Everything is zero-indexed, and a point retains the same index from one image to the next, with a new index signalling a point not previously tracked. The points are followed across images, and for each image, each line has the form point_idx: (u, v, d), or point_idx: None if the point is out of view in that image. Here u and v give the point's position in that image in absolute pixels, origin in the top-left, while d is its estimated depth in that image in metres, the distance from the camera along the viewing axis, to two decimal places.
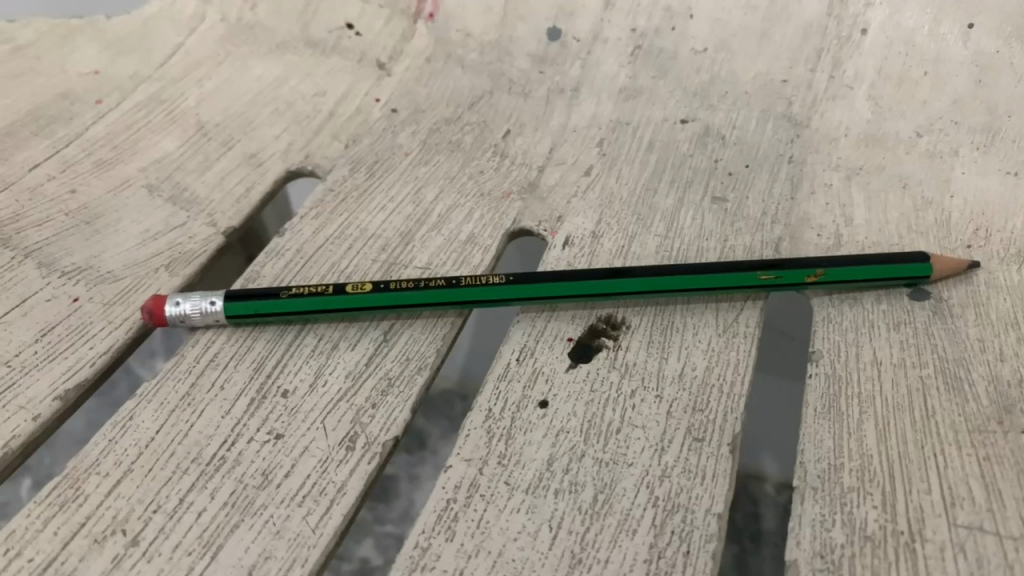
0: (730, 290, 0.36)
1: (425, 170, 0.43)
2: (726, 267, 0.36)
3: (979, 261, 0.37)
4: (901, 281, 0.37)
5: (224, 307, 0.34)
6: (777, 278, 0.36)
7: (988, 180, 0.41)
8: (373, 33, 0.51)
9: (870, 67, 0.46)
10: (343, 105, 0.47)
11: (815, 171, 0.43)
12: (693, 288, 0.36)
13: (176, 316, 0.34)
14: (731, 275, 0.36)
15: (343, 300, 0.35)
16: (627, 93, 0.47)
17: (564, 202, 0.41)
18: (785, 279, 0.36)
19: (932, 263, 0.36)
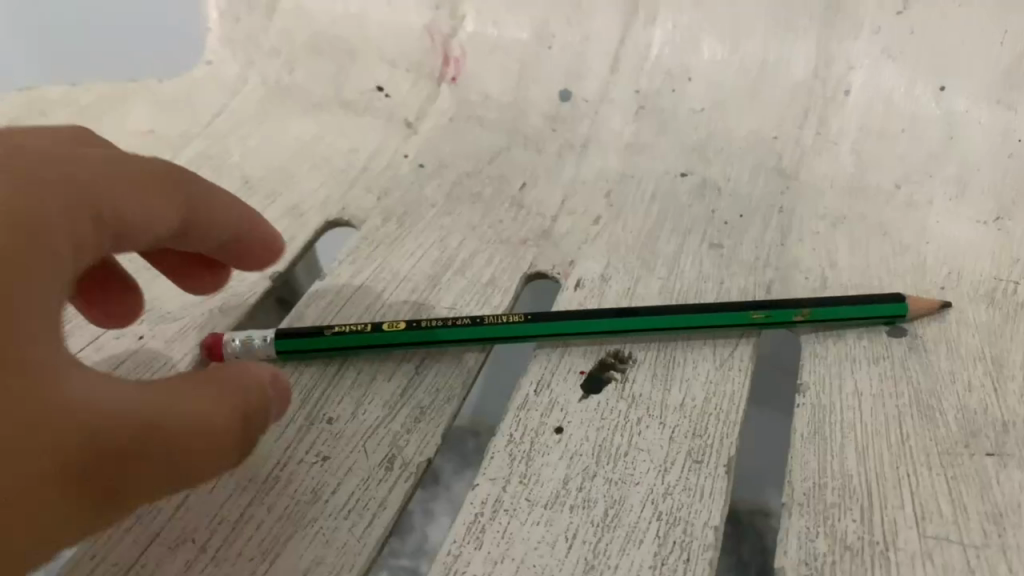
0: (725, 329, 0.40)
1: (449, 219, 0.48)
2: (720, 307, 0.40)
3: (950, 304, 0.41)
4: (881, 320, 0.41)
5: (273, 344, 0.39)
6: (768, 316, 0.40)
7: (961, 228, 0.45)
8: (401, 95, 0.55)
9: (853, 125, 0.50)
10: (375, 161, 0.51)
11: (804, 220, 0.47)
12: (691, 327, 0.40)
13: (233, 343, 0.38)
14: (724, 314, 0.40)
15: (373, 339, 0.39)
16: (632, 149, 0.51)
17: (576, 248, 0.46)
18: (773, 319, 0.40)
19: (908, 303, 0.40)
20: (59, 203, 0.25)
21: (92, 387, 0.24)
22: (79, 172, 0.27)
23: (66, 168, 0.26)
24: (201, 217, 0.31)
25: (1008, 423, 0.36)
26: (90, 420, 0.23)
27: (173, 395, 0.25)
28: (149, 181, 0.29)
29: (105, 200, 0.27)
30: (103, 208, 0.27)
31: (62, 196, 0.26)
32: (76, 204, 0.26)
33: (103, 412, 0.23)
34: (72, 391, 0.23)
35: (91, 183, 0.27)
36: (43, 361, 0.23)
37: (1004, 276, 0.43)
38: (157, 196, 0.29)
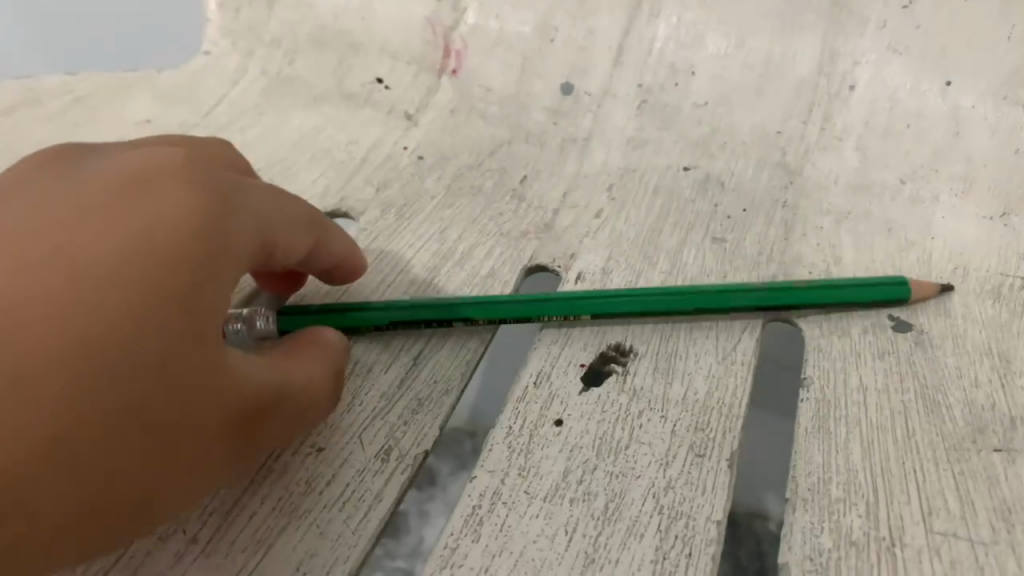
0: (726, 311, 0.40)
1: (449, 212, 0.47)
2: (718, 289, 0.40)
3: (952, 285, 0.42)
4: (884, 304, 0.41)
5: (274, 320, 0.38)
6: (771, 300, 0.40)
7: (966, 225, 0.45)
8: (402, 87, 0.54)
9: (858, 121, 0.49)
10: (375, 153, 0.51)
11: (808, 215, 0.46)
12: (691, 309, 0.40)
13: (233, 320, 0.37)
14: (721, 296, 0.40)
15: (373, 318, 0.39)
16: (635, 143, 0.51)
17: (577, 241, 0.45)
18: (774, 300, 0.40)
19: (911, 287, 0.40)
20: (241, 241, 0.29)
21: (248, 373, 0.29)
22: (255, 209, 0.31)
23: (248, 204, 0.30)
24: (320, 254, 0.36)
25: (1016, 419, 0.36)
26: (265, 397, 0.30)
27: (293, 369, 0.32)
28: (301, 225, 0.33)
29: (267, 232, 0.31)
30: (266, 240, 0.31)
31: (245, 227, 0.30)
32: (252, 236, 0.30)
33: (275, 390, 0.30)
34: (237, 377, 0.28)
35: (262, 217, 0.31)
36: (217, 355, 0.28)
37: (1011, 272, 0.42)
38: (302, 236, 0.33)
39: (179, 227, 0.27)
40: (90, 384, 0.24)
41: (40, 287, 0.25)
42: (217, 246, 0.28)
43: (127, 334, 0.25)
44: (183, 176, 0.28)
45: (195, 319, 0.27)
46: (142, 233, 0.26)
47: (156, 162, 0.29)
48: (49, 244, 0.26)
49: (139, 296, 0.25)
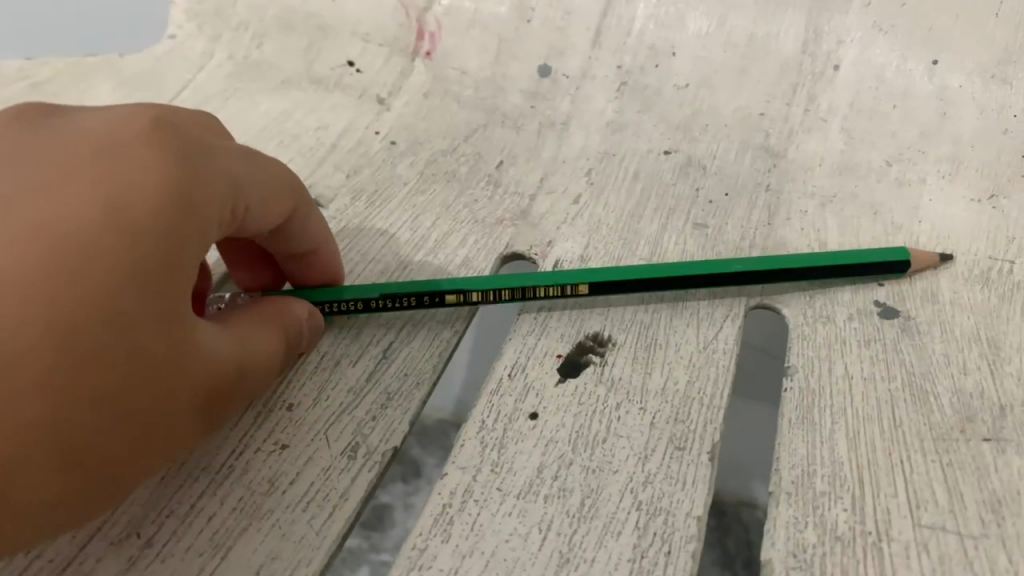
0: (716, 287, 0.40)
1: (422, 199, 0.46)
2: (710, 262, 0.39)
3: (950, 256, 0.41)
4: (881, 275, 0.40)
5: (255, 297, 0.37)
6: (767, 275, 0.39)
7: (954, 207, 0.43)
8: (374, 70, 0.52)
9: (843, 101, 0.48)
10: (345, 139, 0.49)
11: (792, 199, 0.45)
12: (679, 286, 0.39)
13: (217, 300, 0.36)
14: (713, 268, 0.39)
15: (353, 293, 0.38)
16: (614, 126, 0.49)
17: (554, 228, 0.44)
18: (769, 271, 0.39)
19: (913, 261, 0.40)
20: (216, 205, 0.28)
21: (220, 346, 0.28)
22: (231, 173, 0.29)
23: (222, 166, 0.29)
24: (297, 237, 0.35)
25: (1006, 408, 0.35)
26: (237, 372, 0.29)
27: (257, 337, 0.31)
28: (280, 191, 0.32)
29: (244, 197, 0.30)
30: (240, 205, 0.30)
31: (219, 193, 0.28)
32: (226, 201, 0.29)
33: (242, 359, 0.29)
34: (210, 350, 0.28)
35: (239, 182, 0.30)
36: (192, 329, 0.27)
37: (1000, 255, 0.41)
38: (278, 205, 0.32)
39: (153, 199, 0.26)
40: (68, 369, 0.23)
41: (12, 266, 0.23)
42: (193, 218, 0.27)
43: (105, 316, 0.24)
44: (156, 143, 0.27)
45: (169, 293, 0.26)
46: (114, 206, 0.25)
47: (125, 128, 0.27)
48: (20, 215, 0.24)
49: (115, 275, 0.24)
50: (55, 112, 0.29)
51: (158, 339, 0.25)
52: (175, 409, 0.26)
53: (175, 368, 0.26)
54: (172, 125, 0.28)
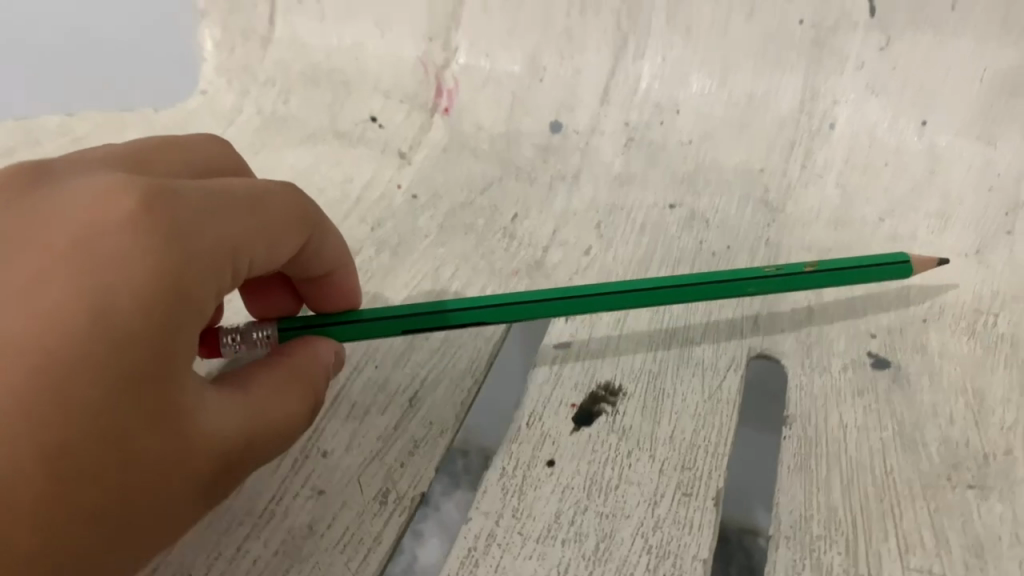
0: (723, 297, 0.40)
1: (441, 250, 0.48)
2: (711, 276, 0.40)
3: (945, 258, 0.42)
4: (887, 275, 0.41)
5: (275, 332, 0.37)
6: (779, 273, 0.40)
7: (943, 261, 0.46)
8: (394, 125, 0.55)
9: (839, 157, 0.50)
10: (368, 192, 0.52)
11: (790, 251, 0.48)
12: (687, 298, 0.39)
13: (228, 332, 0.35)
14: (727, 283, 0.39)
15: (370, 324, 0.38)
16: (622, 179, 0.52)
17: (567, 278, 0.47)
18: (771, 287, 0.40)
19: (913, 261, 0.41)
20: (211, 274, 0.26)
21: (220, 425, 0.27)
22: (227, 231, 0.27)
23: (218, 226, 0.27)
24: (311, 261, 0.35)
25: (990, 456, 0.37)
26: (240, 451, 0.28)
27: (264, 405, 0.29)
28: (289, 225, 0.31)
29: (242, 252, 0.28)
30: (239, 260, 0.28)
31: (214, 265, 0.27)
32: (221, 265, 0.27)
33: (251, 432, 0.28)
34: (209, 434, 0.26)
35: (236, 238, 0.28)
36: (186, 419, 0.25)
37: (985, 308, 0.44)
38: (283, 242, 0.31)
39: (138, 296, 0.24)
40: (56, 491, 0.22)
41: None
42: (183, 302, 0.25)
43: (85, 436, 0.23)
44: (140, 223, 0.25)
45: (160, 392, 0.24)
46: (98, 310, 0.24)
47: (106, 210, 0.25)
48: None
49: (98, 389, 0.23)
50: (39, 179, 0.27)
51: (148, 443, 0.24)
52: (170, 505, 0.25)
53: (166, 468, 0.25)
54: (158, 188, 0.26)
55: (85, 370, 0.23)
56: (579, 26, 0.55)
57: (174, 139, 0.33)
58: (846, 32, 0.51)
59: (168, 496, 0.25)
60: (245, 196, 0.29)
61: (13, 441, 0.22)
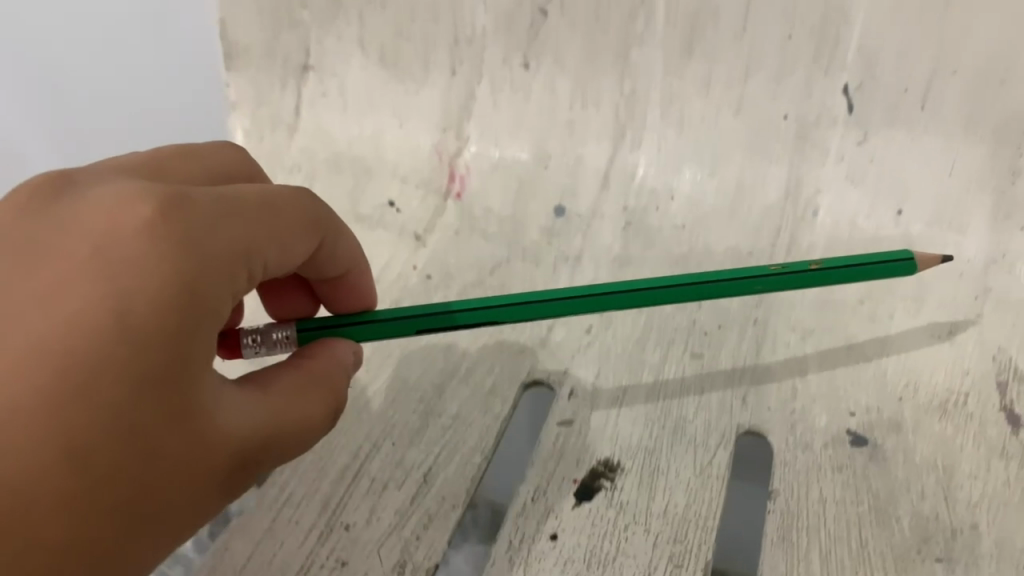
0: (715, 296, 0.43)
1: (452, 330, 0.51)
2: (704, 278, 0.42)
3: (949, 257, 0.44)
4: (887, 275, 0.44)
5: (294, 333, 0.40)
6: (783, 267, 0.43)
7: (919, 340, 0.50)
8: (410, 209, 0.60)
9: (822, 242, 0.55)
10: (385, 273, 0.56)
11: (777, 330, 0.51)
12: (696, 296, 0.42)
13: (249, 334, 0.39)
14: (734, 283, 0.42)
15: (385, 324, 0.41)
16: (621, 260, 0.56)
17: (569, 356, 0.50)
18: (780, 284, 0.43)
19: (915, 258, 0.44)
20: (224, 276, 0.29)
21: (235, 415, 0.30)
22: (239, 236, 0.30)
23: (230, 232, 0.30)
24: (329, 263, 0.39)
25: (957, 530, 0.41)
26: (253, 441, 0.31)
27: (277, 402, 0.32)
28: (301, 226, 0.34)
29: (254, 253, 0.31)
30: (252, 261, 0.31)
31: (228, 269, 0.29)
32: (234, 262, 0.30)
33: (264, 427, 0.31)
34: (225, 424, 0.29)
35: (248, 242, 0.31)
36: (203, 410, 0.28)
37: (956, 387, 0.47)
38: (296, 241, 0.34)
39: (155, 296, 0.27)
40: (78, 488, 0.25)
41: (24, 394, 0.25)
42: (198, 299, 0.28)
43: (107, 428, 0.26)
44: (155, 232, 0.28)
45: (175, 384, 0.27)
46: (118, 314, 0.26)
47: (124, 221, 0.28)
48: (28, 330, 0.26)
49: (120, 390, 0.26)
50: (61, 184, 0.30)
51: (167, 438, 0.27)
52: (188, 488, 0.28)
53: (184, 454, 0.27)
54: (173, 199, 0.29)
55: (107, 369, 0.26)
56: (581, 118, 0.60)
57: (188, 147, 0.37)
58: (827, 127, 0.55)
59: (184, 487, 0.28)
60: (257, 201, 0.32)
61: (44, 435, 0.25)
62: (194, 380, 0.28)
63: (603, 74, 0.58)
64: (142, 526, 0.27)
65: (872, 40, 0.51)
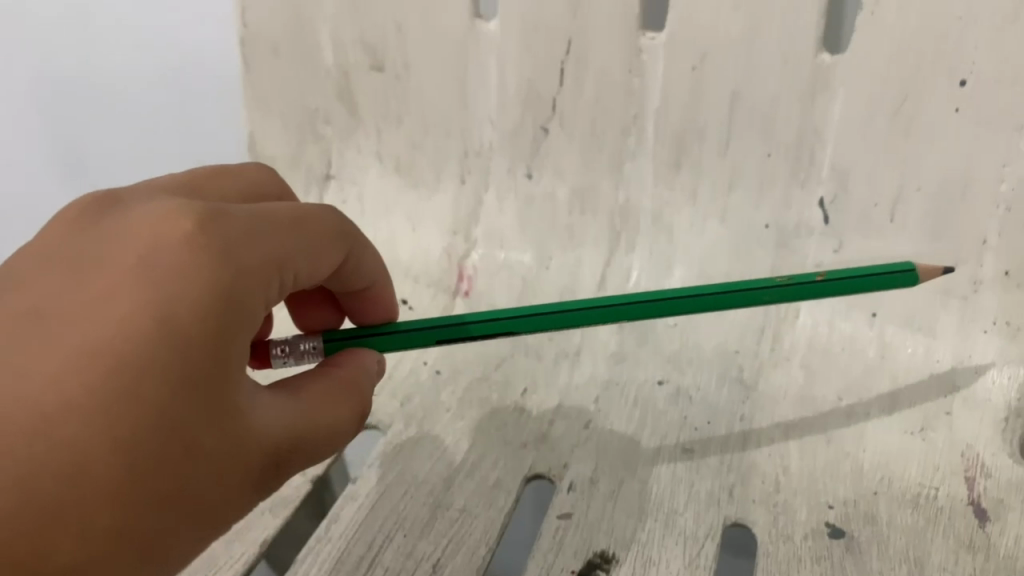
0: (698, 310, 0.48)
1: (461, 423, 0.56)
2: (699, 292, 0.47)
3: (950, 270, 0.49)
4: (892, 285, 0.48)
5: (321, 344, 0.46)
6: (791, 281, 0.48)
7: (893, 437, 0.54)
8: (422, 305, 0.66)
9: (802, 341, 0.60)
10: (398, 368, 0.61)
11: (761, 427, 0.55)
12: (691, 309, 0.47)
13: (279, 345, 0.45)
14: (741, 293, 0.47)
15: (408, 335, 0.48)
16: (617, 357, 0.61)
17: (568, 450, 0.54)
18: (789, 294, 0.48)
19: (919, 269, 0.49)
20: (257, 285, 0.35)
21: (262, 417, 0.35)
22: (269, 253, 0.36)
23: (261, 248, 0.35)
24: (354, 274, 0.45)
25: None
26: (281, 439, 0.35)
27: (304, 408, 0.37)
28: (326, 245, 0.40)
29: (281, 268, 0.36)
30: (280, 275, 0.36)
31: (260, 279, 0.35)
32: (265, 273, 0.35)
33: (292, 429, 0.36)
34: (256, 423, 0.34)
35: (276, 258, 0.36)
36: (236, 409, 0.33)
37: (928, 482, 0.51)
38: (321, 257, 0.39)
39: (193, 303, 0.32)
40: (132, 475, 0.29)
41: (86, 385, 0.30)
42: (231, 304, 0.33)
43: (155, 422, 0.30)
44: (195, 248, 0.33)
45: (211, 381, 0.32)
46: (161, 320, 0.31)
47: (168, 240, 0.33)
48: (88, 335, 0.31)
49: (166, 386, 0.30)
50: (113, 216, 0.35)
51: (206, 432, 0.31)
52: (222, 475, 0.32)
53: (218, 443, 0.32)
54: (212, 221, 0.34)
55: (152, 368, 0.30)
56: (579, 223, 0.65)
57: (224, 169, 0.43)
58: (805, 235, 0.60)
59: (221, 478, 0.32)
60: (286, 222, 0.37)
61: (101, 424, 0.29)
62: (226, 376, 0.32)
63: (598, 184, 0.64)
64: (179, 513, 0.31)
65: (843, 160, 0.56)
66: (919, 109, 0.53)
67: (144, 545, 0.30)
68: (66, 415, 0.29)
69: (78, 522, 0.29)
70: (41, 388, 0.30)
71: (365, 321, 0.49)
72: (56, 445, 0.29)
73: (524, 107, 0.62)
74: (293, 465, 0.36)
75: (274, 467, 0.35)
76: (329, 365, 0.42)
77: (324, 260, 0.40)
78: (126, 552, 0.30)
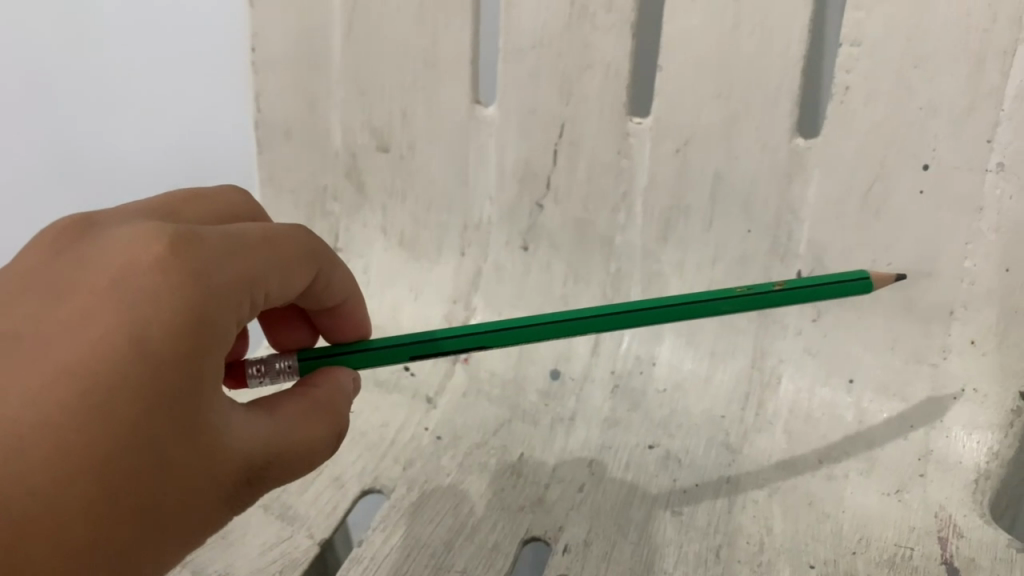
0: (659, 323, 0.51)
1: (461, 487, 0.59)
2: (655, 305, 0.51)
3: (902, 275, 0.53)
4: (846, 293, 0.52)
5: (296, 362, 0.49)
6: (748, 291, 0.51)
7: (871, 499, 0.56)
8: (424, 373, 0.69)
9: (785, 406, 0.63)
10: (402, 433, 0.64)
11: (747, 490, 0.58)
12: (662, 318, 0.51)
13: (255, 365, 0.48)
14: (698, 305, 0.51)
15: (381, 352, 0.51)
16: (609, 422, 0.64)
17: (563, 514, 0.57)
18: (746, 303, 0.51)
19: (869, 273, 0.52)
20: (229, 302, 0.37)
21: (236, 434, 0.37)
22: (240, 270, 0.38)
23: (232, 267, 0.38)
24: (331, 292, 0.48)
25: None
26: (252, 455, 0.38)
27: (279, 428, 0.40)
28: (299, 264, 0.43)
29: (254, 285, 0.39)
30: (252, 292, 0.39)
31: (232, 296, 0.37)
32: (237, 290, 0.38)
33: (263, 445, 0.39)
34: (229, 442, 0.37)
35: (248, 275, 0.39)
36: (207, 425, 0.35)
37: (903, 542, 0.53)
38: (294, 274, 0.42)
39: (165, 322, 0.34)
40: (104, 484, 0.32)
41: (63, 400, 0.32)
42: (202, 322, 0.35)
43: (128, 436, 0.33)
44: (168, 270, 0.36)
45: (181, 396, 0.34)
46: (134, 338, 0.34)
47: (142, 260, 0.36)
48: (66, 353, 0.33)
49: (138, 401, 0.33)
50: (94, 241, 0.38)
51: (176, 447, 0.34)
52: (190, 488, 0.35)
53: (186, 457, 0.34)
54: (184, 241, 0.37)
55: (125, 385, 0.33)
56: (573, 293, 0.69)
57: (200, 192, 0.46)
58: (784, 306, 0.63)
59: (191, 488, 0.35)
60: (257, 242, 0.40)
61: (75, 437, 0.32)
62: (196, 393, 0.35)
63: (591, 257, 0.67)
64: (151, 523, 0.33)
65: (819, 237, 0.60)
66: (887, 194, 0.57)
67: (118, 554, 0.33)
68: (41, 430, 0.32)
69: (54, 529, 0.31)
70: (19, 402, 0.32)
71: (338, 337, 0.52)
72: (29, 457, 0.31)
73: (521, 185, 0.66)
74: (263, 480, 0.39)
75: (244, 481, 0.38)
76: (308, 385, 0.45)
77: (296, 278, 0.43)
78: (98, 557, 0.32)
